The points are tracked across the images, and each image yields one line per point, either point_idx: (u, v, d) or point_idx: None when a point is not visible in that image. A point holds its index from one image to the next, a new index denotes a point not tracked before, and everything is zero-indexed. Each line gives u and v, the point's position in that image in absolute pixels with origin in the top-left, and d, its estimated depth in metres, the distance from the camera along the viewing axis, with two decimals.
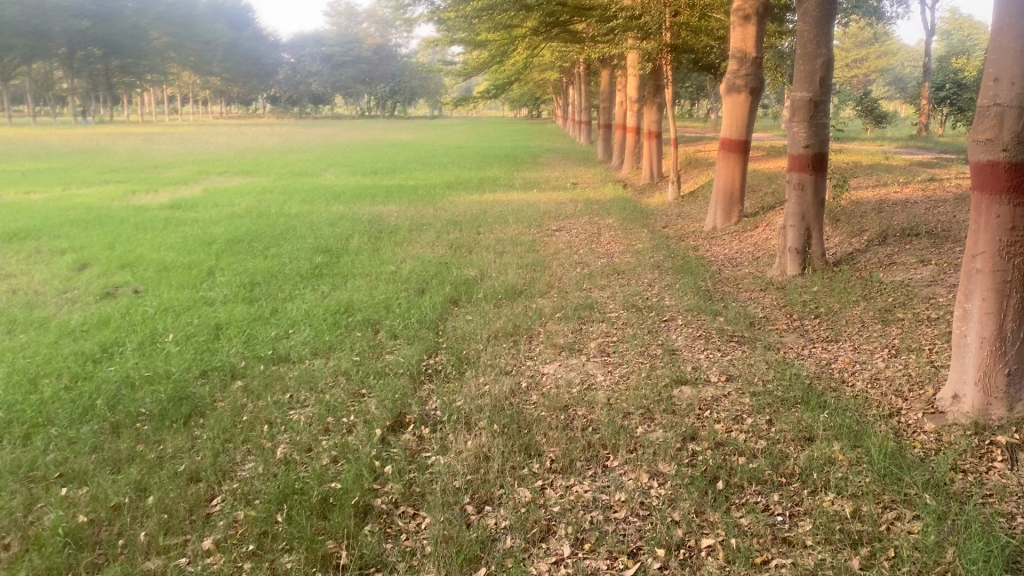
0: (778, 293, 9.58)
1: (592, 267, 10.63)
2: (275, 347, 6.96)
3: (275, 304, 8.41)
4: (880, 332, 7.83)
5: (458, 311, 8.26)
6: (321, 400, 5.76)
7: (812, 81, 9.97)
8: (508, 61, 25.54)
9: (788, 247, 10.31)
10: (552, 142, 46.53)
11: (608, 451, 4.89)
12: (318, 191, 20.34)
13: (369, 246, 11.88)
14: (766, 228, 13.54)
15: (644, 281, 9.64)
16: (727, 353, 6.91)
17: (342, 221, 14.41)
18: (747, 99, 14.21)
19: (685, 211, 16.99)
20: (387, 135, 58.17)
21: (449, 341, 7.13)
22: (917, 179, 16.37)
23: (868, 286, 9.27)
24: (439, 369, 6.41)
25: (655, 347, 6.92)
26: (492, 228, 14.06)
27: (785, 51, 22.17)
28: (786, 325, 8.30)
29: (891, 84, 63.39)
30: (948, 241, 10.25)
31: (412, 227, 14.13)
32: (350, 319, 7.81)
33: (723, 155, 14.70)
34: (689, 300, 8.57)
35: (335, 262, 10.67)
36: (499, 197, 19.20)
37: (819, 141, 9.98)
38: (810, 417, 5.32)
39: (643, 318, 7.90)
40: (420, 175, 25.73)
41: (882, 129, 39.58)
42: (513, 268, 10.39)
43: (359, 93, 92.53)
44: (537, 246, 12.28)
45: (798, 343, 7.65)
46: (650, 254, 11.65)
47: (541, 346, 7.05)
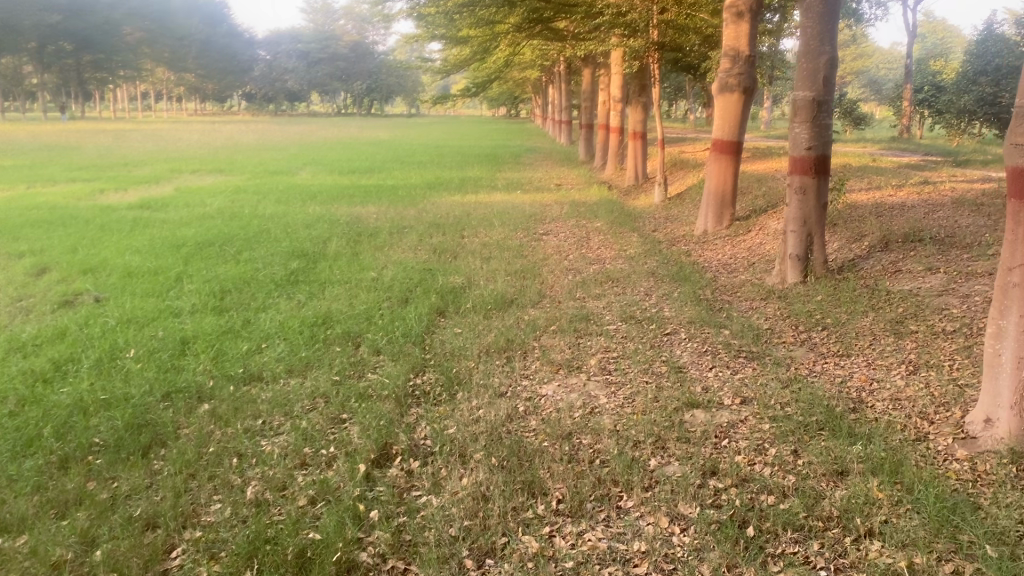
0: (781, 302, 9.11)
1: (584, 274, 10.13)
2: (247, 365, 6.37)
3: (248, 315, 7.82)
4: (893, 345, 7.39)
5: (445, 323, 7.72)
6: (297, 428, 5.20)
7: (815, 80, 9.52)
8: (489, 58, 24.98)
9: (789, 253, 9.85)
10: (532, 142, 46.07)
11: (620, 489, 4.37)
12: (294, 191, 19.69)
13: (348, 250, 11.31)
14: (760, 233, 13.10)
15: (640, 289, 9.14)
16: (737, 371, 6.42)
17: (320, 223, 13.81)
18: (739, 100, 13.73)
19: (673, 214, 16.54)
20: (364, 134, 57.38)
21: (437, 357, 6.58)
22: (909, 182, 16.07)
23: (875, 295, 8.83)
24: (426, 390, 5.86)
25: (660, 365, 6.42)
26: (477, 230, 13.52)
27: (767, 52, 21.81)
28: (794, 338, 7.84)
29: (868, 87, 63.52)
30: (955, 247, 9.85)
31: (392, 229, 13.57)
32: (328, 332, 7.24)
33: (715, 157, 14.25)
34: (690, 311, 8.10)
35: (312, 267, 10.08)
36: (481, 198, 18.67)
37: (822, 143, 9.53)
38: (838, 446, 4.85)
39: (642, 331, 7.40)
40: (399, 175, 25.09)
41: (862, 130, 39.53)
42: (501, 274, 9.87)
43: (336, 91, 91.53)
44: (525, 251, 11.76)
45: (808, 359, 7.19)
46: (643, 260, 11.18)
47: (537, 363, 6.53)
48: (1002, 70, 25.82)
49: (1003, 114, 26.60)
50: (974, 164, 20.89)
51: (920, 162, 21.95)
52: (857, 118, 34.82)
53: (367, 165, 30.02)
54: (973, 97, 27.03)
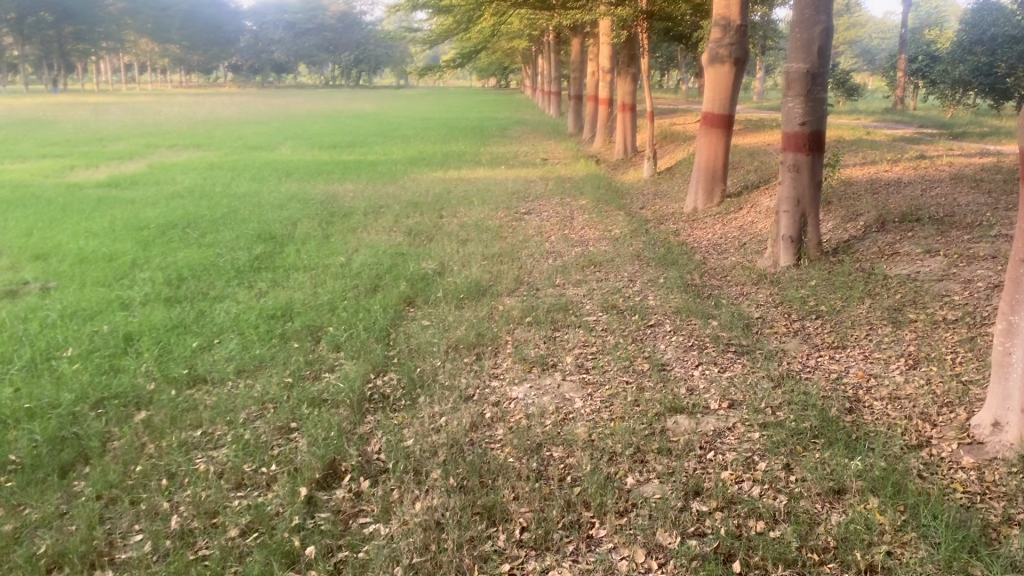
0: (771, 288, 8.63)
1: (565, 258, 9.63)
2: (194, 366, 5.88)
3: (203, 307, 7.30)
4: (892, 337, 6.92)
5: (413, 314, 7.23)
6: (239, 440, 4.72)
7: (809, 52, 8.99)
8: (474, 28, 24.27)
9: (782, 235, 9.35)
10: (521, 114, 45.36)
11: (592, 514, 3.90)
12: (271, 167, 19.09)
13: (319, 232, 10.79)
14: (751, 212, 12.60)
15: (623, 275, 8.66)
16: (725, 368, 5.95)
17: (294, 203, 13.26)
18: (730, 71, 13.17)
19: (662, 190, 16.03)
20: (351, 107, 56.53)
21: (401, 355, 6.09)
22: (906, 156, 15.57)
23: (871, 280, 8.35)
24: (386, 394, 5.37)
25: (642, 362, 5.94)
26: (456, 210, 12.99)
27: (758, 23, 21.11)
28: (786, 328, 7.36)
29: (861, 57, 62.81)
30: (954, 228, 9.37)
31: (369, 208, 13.04)
32: (287, 326, 6.73)
33: (705, 131, 13.71)
34: (676, 299, 7.61)
35: (277, 252, 9.55)
36: (464, 174, 18.08)
37: (816, 118, 9.01)
38: (835, 460, 4.39)
39: (625, 322, 6.92)
40: (382, 150, 24.44)
41: (855, 100, 38.93)
42: (477, 259, 9.36)
43: (324, 62, 90.16)
44: (505, 232, 11.23)
45: (802, 352, 6.72)
46: (628, 242, 10.68)
47: (509, 360, 6.05)
48: (999, 38, 25.01)
49: (999, 84, 26.07)
50: (970, 137, 20.38)
51: (915, 134, 21.44)
52: (849, 90, 34.23)
53: (350, 138, 29.36)
54: (968, 67, 26.46)
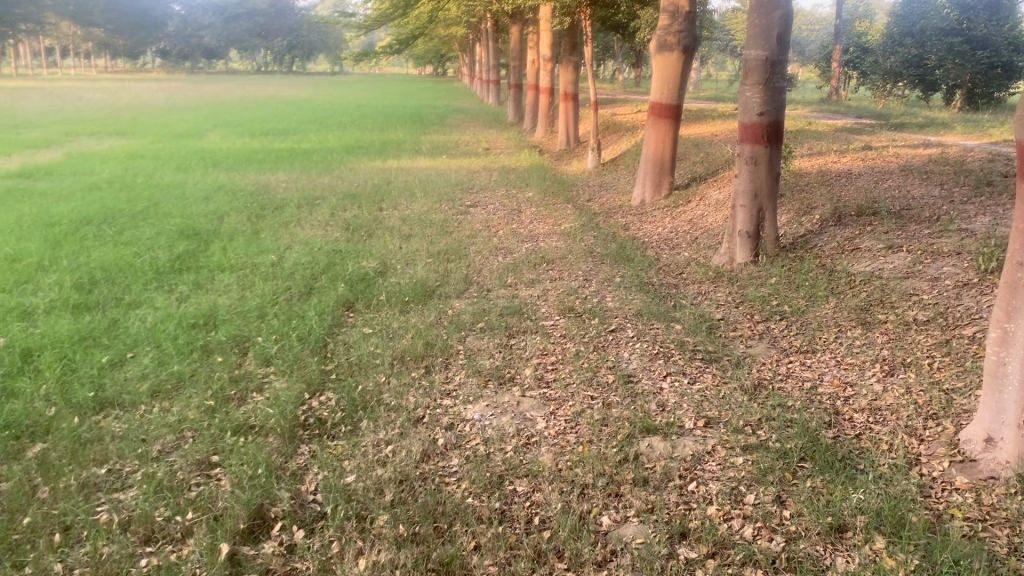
0: (731, 286, 8.22)
1: (515, 255, 9.08)
2: (101, 386, 5.16)
3: (114, 315, 6.55)
4: (862, 340, 6.56)
5: (352, 321, 6.61)
6: (152, 480, 4.06)
7: (768, 38, 8.54)
8: (411, 12, 23.47)
9: (738, 230, 8.93)
10: (460, 102, 44.58)
11: (566, 567, 3.38)
12: (198, 156, 18.09)
13: (249, 228, 10.04)
14: (701, 204, 12.23)
15: (578, 273, 8.17)
16: (696, 378, 5.47)
17: (221, 195, 12.42)
18: (679, 59, 12.74)
19: (608, 181, 15.61)
20: (284, 93, 54.91)
21: (339, 370, 5.48)
22: (851, 147, 15.46)
23: (834, 277, 8.01)
24: (323, 419, 4.76)
25: (606, 374, 5.43)
26: (397, 202, 12.35)
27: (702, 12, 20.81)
28: (751, 329, 6.93)
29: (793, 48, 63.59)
30: (913, 222, 9.10)
31: (303, 201, 12.30)
32: (210, 337, 6.05)
33: (653, 122, 13.28)
34: (636, 301, 7.13)
35: (201, 251, 8.78)
36: (404, 165, 17.38)
37: (775, 107, 8.59)
38: (829, 489, 3.95)
39: (584, 327, 6.41)
40: (316, 138, 23.50)
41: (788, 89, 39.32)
42: (422, 257, 8.76)
43: (255, 48, 87.69)
44: (450, 226, 10.63)
45: (772, 357, 6.30)
46: (580, 237, 10.20)
47: (461, 374, 5.48)
48: (927, 31, 25.23)
49: (929, 76, 26.48)
50: (910, 127, 20.47)
51: (856, 125, 21.46)
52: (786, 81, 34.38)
53: (283, 126, 28.28)
54: (898, 58, 26.80)
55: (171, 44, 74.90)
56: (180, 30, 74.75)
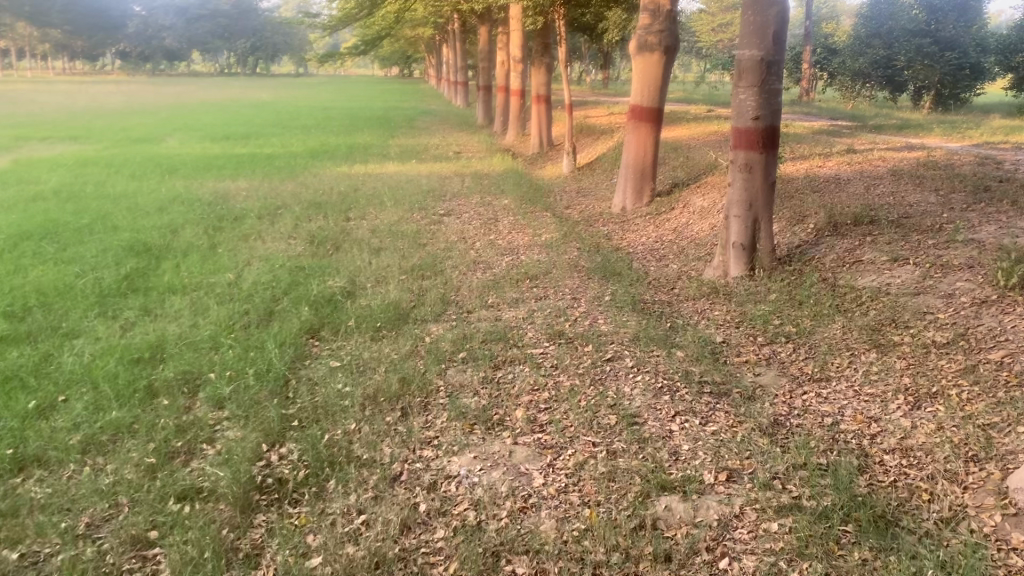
0: (729, 302, 7.65)
1: (494, 270, 8.43)
2: (23, 441, 4.43)
3: (47, 348, 5.79)
4: (880, 366, 5.98)
5: (318, 353, 5.91)
6: (75, 567, 3.36)
7: (763, 37, 7.93)
8: (377, 12, 22.71)
9: (731, 242, 8.34)
10: (428, 104, 43.78)
11: None
12: (153, 163, 17.20)
13: (204, 242, 9.29)
14: (685, 212, 11.69)
15: (564, 291, 7.55)
16: (709, 418, 4.85)
17: (175, 205, 11.62)
18: (660, 60, 12.16)
19: (585, 187, 15.02)
20: (247, 95, 53.65)
21: (303, 416, 4.79)
22: (834, 150, 15.02)
23: (838, 293, 7.47)
24: (283, 479, 4.08)
25: (607, 415, 4.79)
26: (365, 211, 11.66)
27: None
28: (757, 353, 6.34)
29: None
30: (915, 231, 8.59)
31: (265, 210, 11.55)
32: (155, 376, 5.33)
33: (633, 125, 12.70)
34: (630, 323, 6.51)
35: (151, 270, 8.02)
36: (372, 170, 16.65)
37: (771, 112, 8.03)
38: (883, 564, 3.37)
39: (577, 355, 5.77)
40: (278, 142, 22.65)
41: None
42: (393, 273, 8.09)
43: (217, 49, 86.03)
44: (423, 238, 9.95)
45: (785, 388, 5.70)
46: (562, 248, 9.59)
47: (443, 417, 4.81)
48: (895, 33, 25.27)
49: (897, 77, 26.25)
50: (888, 129, 20.17)
51: (832, 127, 21.16)
52: None
53: (245, 130, 27.39)
54: (867, 60, 26.57)
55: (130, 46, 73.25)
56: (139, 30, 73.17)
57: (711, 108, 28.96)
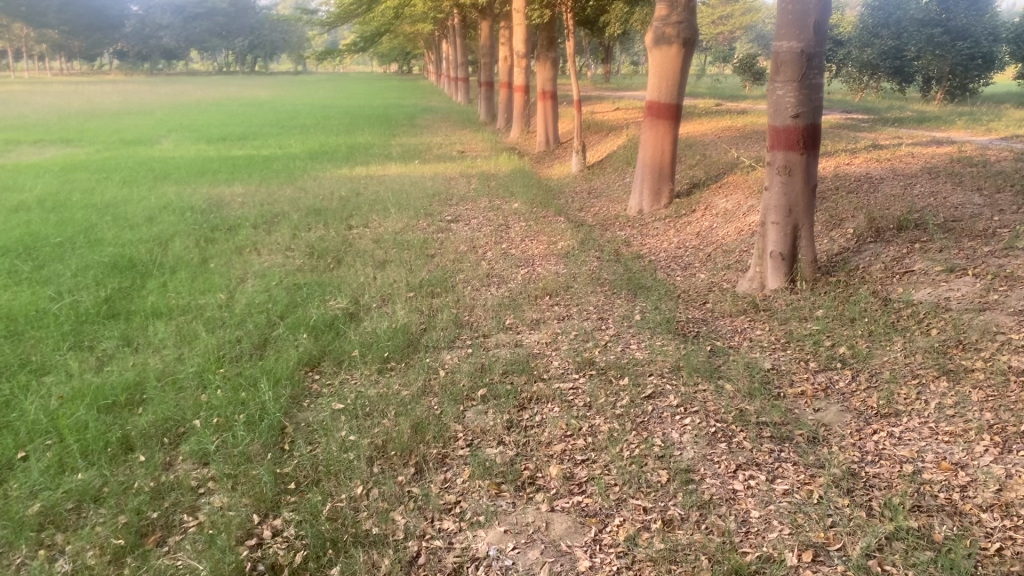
0: (769, 319, 6.96)
1: (510, 285, 7.75)
2: None
3: (10, 389, 5.11)
4: (954, 395, 5.26)
5: (318, 391, 5.22)
6: None
7: (804, 27, 7.17)
8: (377, 7, 21.97)
9: (769, 251, 7.65)
10: (428, 101, 43.04)
11: None
12: (146, 167, 16.53)
13: (195, 256, 8.62)
14: (708, 214, 10.99)
15: (589, 309, 6.88)
16: (775, 472, 4.16)
17: (166, 213, 10.94)
18: (678, 53, 11.43)
19: (597, 188, 14.34)
20: (244, 94, 52.90)
21: (301, 478, 4.10)
22: (857, 147, 14.29)
23: (892, 309, 6.76)
24: (278, 566, 3.39)
25: (658, 471, 4.10)
26: (367, 218, 11.00)
27: None
28: (812, 382, 5.65)
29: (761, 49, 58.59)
30: (968, 236, 7.86)
31: (262, 218, 10.89)
32: (132, 425, 4.64)
33: (650, 122, 11.97)
34: (668, 348, 5.80)
35: (135, 290, 7.34)
36: (374, 171, 15.97)
37: (812, 108, 7.28)
38: None
39: (612, 391, 5.06)
40: (275, 143, 21.97)
41: (759, 82, 38.40)
42: (401, 290, 7.40)
43: (216, 48, 85.38)
44: (430, 248, 9.26)
45: (851, 427, 5.00)
46: (581, 258, 8.91)
47: (465, 475, 4.12)
48: (904, 23, 24.49)
49: (907, 67, 25.39)
50: (907, 123, 19.43)
51: (848, 120, 20.45)
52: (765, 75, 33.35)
53: (242, 130, 26.71)
54: (874, 50, 25.66)
55: (129, 45, 72.70)
56: (137, 29, 72.37)
57: (719, 101, 28.22)
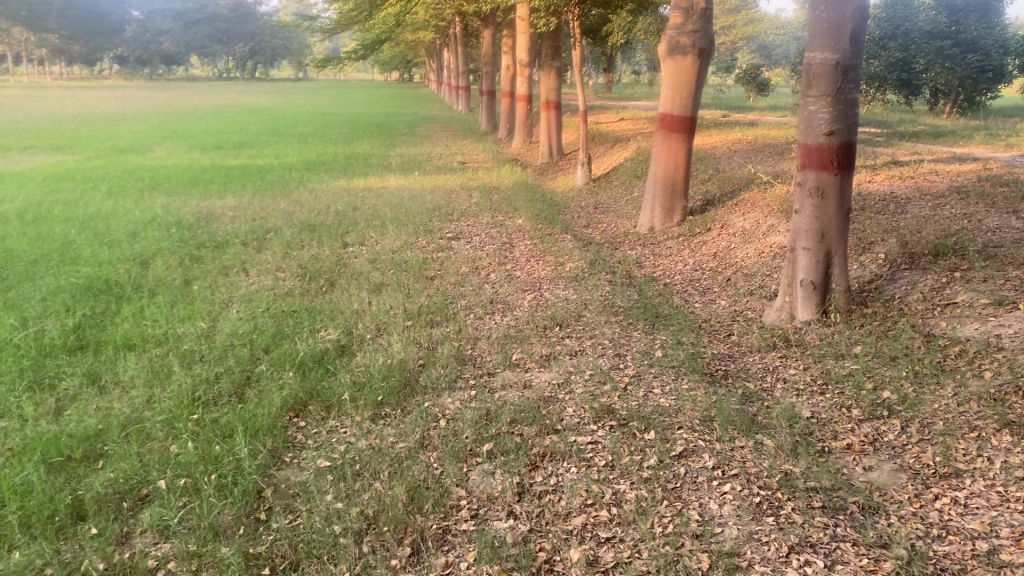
0: (801, 356, 6.36)
1: (516, 313, 7.15)
2: None
3: None
4: (1022, 452, 4.58)
5: (304, 443, 4.61)
6: None
7: (840, 37, 6.56)
8: (377, 15, 21.42)
9: (799, 279, 7.06)
10: (428, 109, 42.49)
11: None
12: (134, 176, 15.93)
13: (178, 277, 8.00)
14: (724, 233, 10.41)
15: (604, 343, 6.28)
16: (833, 556, 3.53)
17: (151, 228, 10.34)
18: (693, 64, 10.88)
19: (604, 202, 13.74)
20: (242, 101, 52.23)
21: (277, 561, 3.49)
22: (876, 162, 13.71)
23: (936, 346, 6.14)
24: None
25: (696, 555, 3.50)
26: (364, 234, 10.41)
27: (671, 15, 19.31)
28: (857, 434, 5.04)
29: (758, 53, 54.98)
30: (1013, 264, 7.23)
31: (253, 234, 10.30)
32: (88, 486, 4.04)
33: (662, 136, 11.38)
34: (696, 394, 5.19)
35: (108, 317, 6.73)
36: (372, 183, 15.36)
37: (848, 126, 6.67)
38: None
39: (637, 448, 4.45)
40: (271, 152, 21.37)
41: (763, 93, 37.49)
42: (399, 318, 6.80)
43: (216, 54, 84.92)
44: (430, 269, 8.66)
45: (908, 491, 4.34)
46: (593, 281, 8.32)
47: (469, 559, 3.50)
48: (912, 34, 22.82)
49: (914, 81, 23.78)
50: (922, 137, 18.86)
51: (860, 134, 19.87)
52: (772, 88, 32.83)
53: (238, 138, 26.12)
54: (881, 63, 23.73)
55: (129, 50, 72.21)
56: (138, 35, 71.79)
57: (726, 112, 27.69)
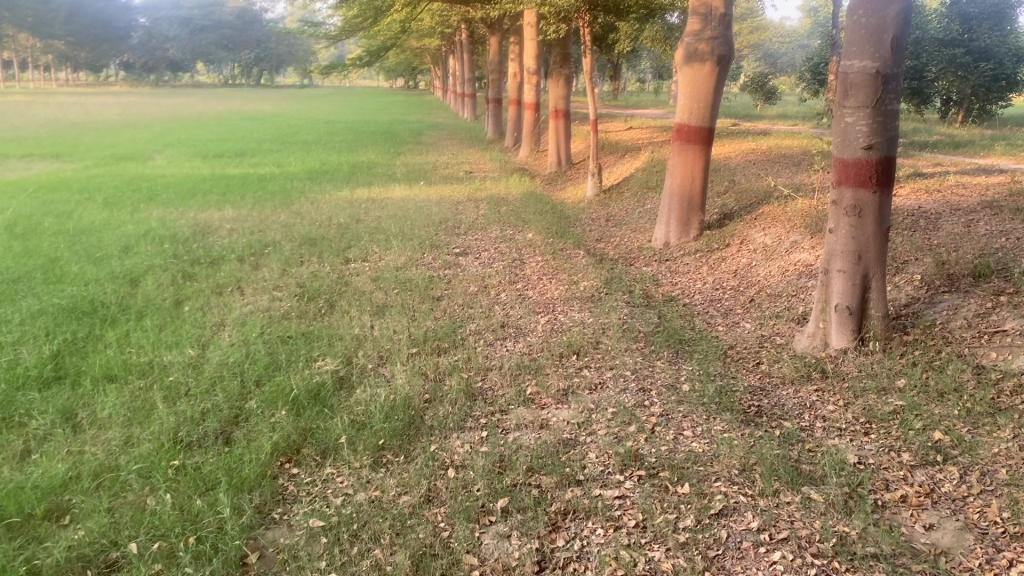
0: (839, 390, 5.85)
1: (528, 339, 6.66)
2: None
3: None
4: None
5: (295, 497, 4.11)
6: None
7: (880, 44, 6.05)
8: (381, 22, 21.00)
9: (833, 304, 6.55)
10: (433, 116, 42.05)
11: None
12: (131, 186, 15.46)
13: (166, 298, 7.51)
14: (744, 249, 9.91)
15: (626, 374, 5.78)
16: None
17: (144, 243, 9.86)
18: (711, 72, 10.40)
19: (616, 215, 13.26)
20: (245, 108, 51.78)
21: None
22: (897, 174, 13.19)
23: (988, 380, 5.61)
24: None
25: None
26: (367, 249, 9.93)
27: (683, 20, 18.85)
28: (912, 482, 4.52)
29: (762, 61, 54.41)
30: None
31: (251, 248, 9.83)
32: (49, 549, 3.55)
33: (679, 147, 10.88)
34: (731, 437, 4.68)
35: (88, 343, 6.25)
36: (376, 194, 14.90)
37: (888, 139, 6.16)
38: None
39: (671, 504, 3.95)
40: (273, 160, 20.90)
41: (771, 101, 36.95)
42: (403, 345, 6.31)
43: (220, 60, 84.67)
44: (436, 289, 8.18)
45: (978, 554, 3.81)
46: (609, 302, 7.83)
47: None
48: None
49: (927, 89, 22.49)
50: (940, 147, 18.36)
51: None
52: None
53: (239, 145, 25.65)
54: None
55: None
56: None
57: (735, 121, 27.21)
